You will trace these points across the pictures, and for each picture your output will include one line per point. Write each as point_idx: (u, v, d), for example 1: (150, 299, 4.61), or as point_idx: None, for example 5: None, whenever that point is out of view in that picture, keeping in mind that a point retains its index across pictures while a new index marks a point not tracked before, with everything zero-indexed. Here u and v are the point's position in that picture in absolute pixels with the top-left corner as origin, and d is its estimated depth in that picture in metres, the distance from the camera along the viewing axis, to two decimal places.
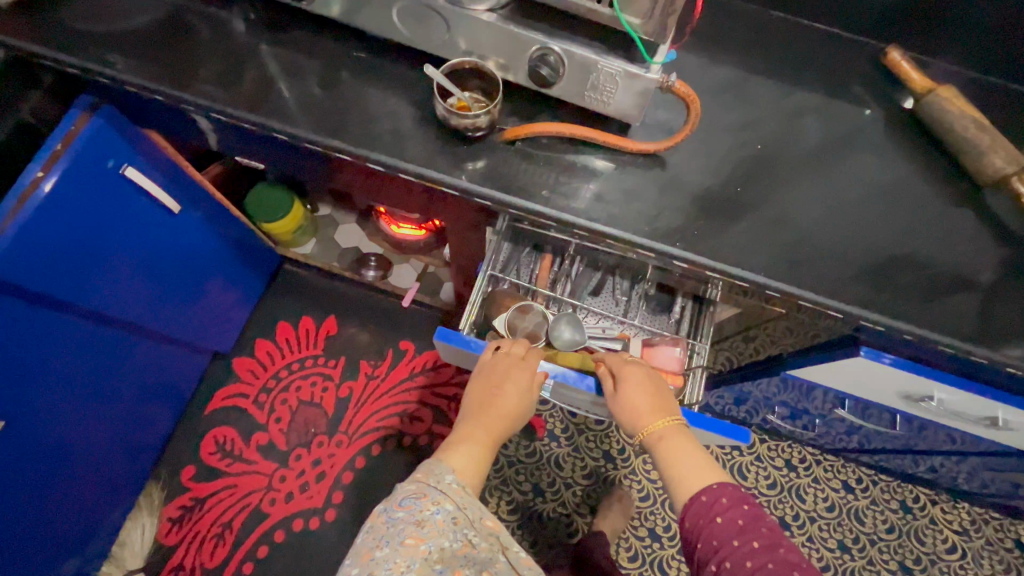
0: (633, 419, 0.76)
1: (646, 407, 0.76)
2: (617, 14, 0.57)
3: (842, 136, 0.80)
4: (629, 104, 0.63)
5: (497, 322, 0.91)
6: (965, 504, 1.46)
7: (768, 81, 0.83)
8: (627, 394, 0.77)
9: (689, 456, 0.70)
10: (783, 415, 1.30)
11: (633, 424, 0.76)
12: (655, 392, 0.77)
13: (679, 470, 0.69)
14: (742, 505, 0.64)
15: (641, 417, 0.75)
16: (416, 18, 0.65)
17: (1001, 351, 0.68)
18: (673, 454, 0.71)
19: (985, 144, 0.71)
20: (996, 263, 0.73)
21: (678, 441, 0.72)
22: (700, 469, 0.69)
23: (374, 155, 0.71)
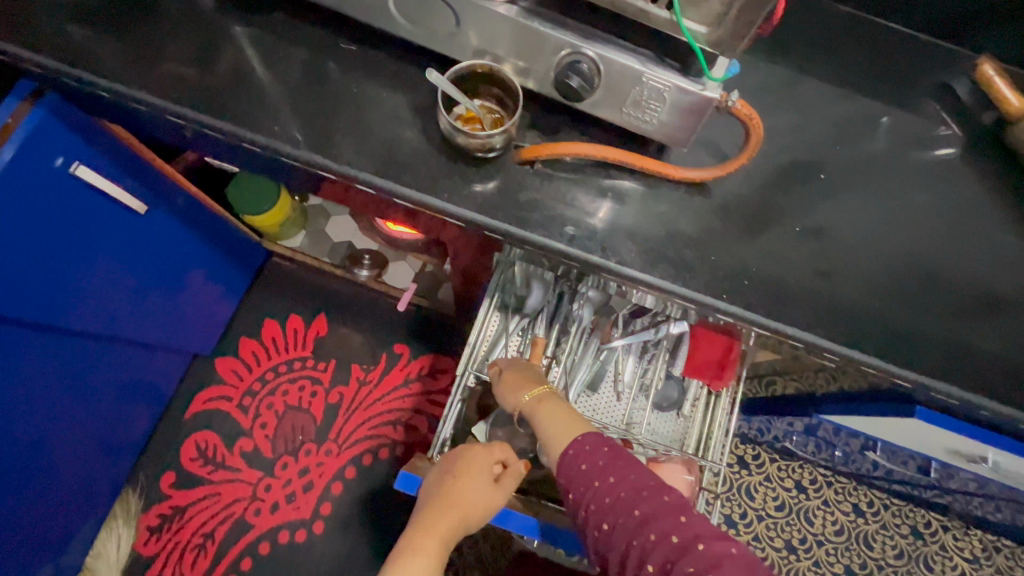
0: (509, 395, 0.71)
1: (518, 381, 0.71)
2: (676, 16, 0.45)
3: (915, 160, 0.68)
4: (676, 125, 0.52)
5: (475, 429, 0.81)
6: (978, 531, 1.40)
7: (831, 91, 0.71)
8: (507, 375, 0.72)
9: (562, 416, 0.65)
10: (799, 439, 1.23)
11: (509, 400, 0.71)
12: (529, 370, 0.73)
13: (550, 433, 0.64)
14: (602, 446, 0.59)
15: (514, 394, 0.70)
16: (417, 8, 0.52)
17: None
18: (547, 419, 0.66)
19: None
20: None
21: (548, 406, 0.67)
22: (575, 426, 0.64)
23: (363, 176, 0.59)
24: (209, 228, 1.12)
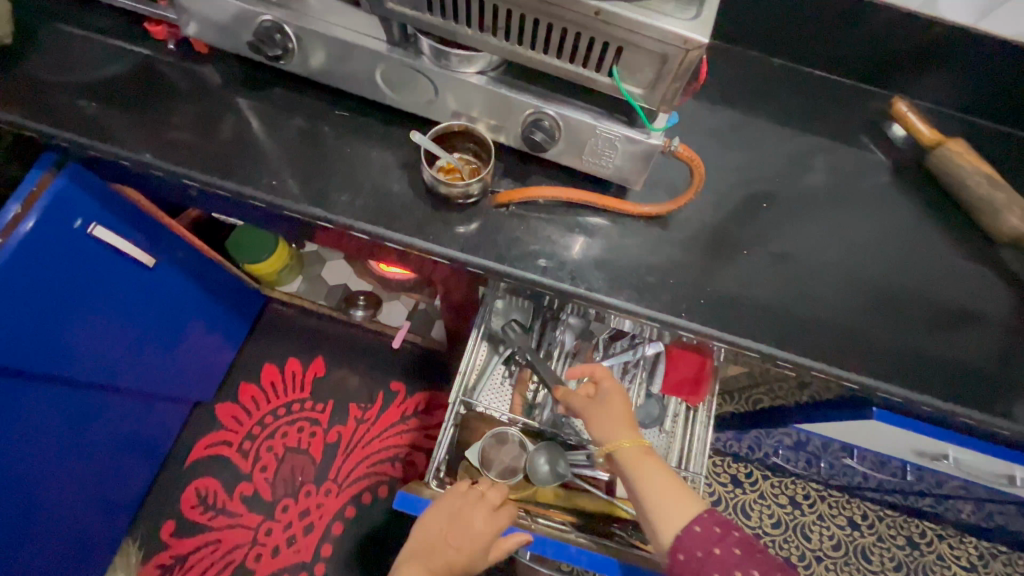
0: (604, 433, 0.70)
1: (617, 419, 0.70)
2: (616, 83, 0.50)
3: (851, 189, 0.76)
4: (629, 168, 0.60)
5: (470, 453, 0.85)
6: (973, 538, 1.42)
7: (771, 131, 0.79)
8: (609, 408, 0.71)
9: (661, 477, 0.64)
10: (786, 454, 1.27)
11: (603, 435, 0.70)
12: (629, 410, 0.72)
13: (652, 498, 0.63)
14: (734, 531, 0.59)
15: (609, 434, 0.69)
16: (401, 80, 0.60)
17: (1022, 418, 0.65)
18: (649, 478, 0.64)
19: (1000, 200, 0.66)
20: (1014, 324, 0.69)
21: (652, 464, 0.66)
22: (682, 496, 0.62)
23: (357, 224, 0.66)
24: (210, 277, 1.18)
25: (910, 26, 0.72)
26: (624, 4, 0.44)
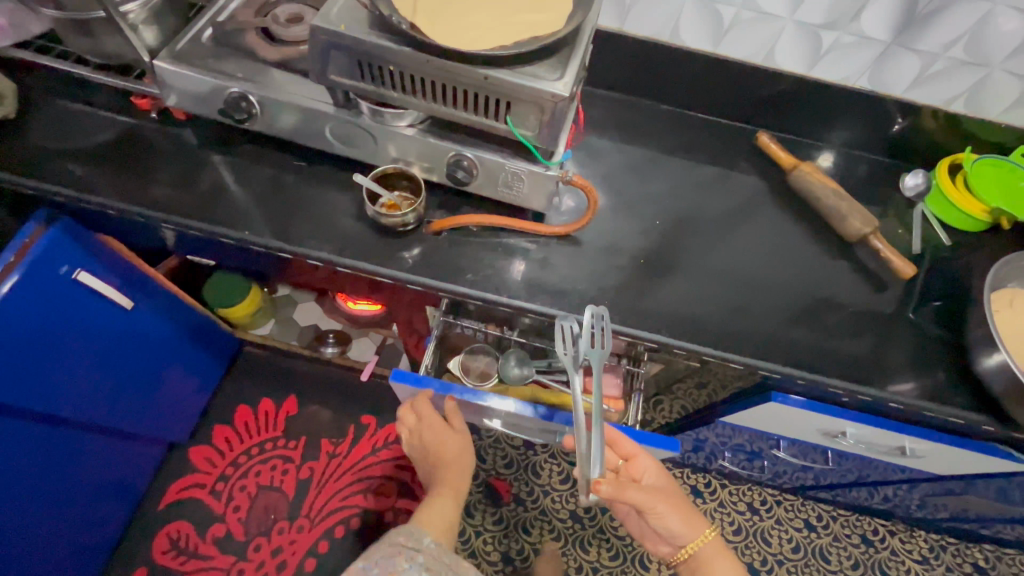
0: (686, 533, 0.80)
1: (692, 516, 0.81)
2: (511, 129, 0.63)
3: (744, 204, 0.89)
4: (536, 196, 0.73)
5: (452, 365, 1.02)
6: (921, 531, 1.50)
7: (673, 159, 0.92)
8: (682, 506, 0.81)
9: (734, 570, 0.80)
10: (735, 459, 1.36)
11: (689, 533, 0.79)
12: (681, 500, 0.82)
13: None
14: None
15: (687, 530, 0.79)
16: (347, 134, 0.74)
17: (894, 386, 0.75)
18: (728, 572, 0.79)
19: (845, 209, 0.81)
20: (886, 310, 0.81)
21: (724, 559, 0.80)
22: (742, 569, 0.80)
23: (313, 254, 0.77)
24: (186, 320, 1.26)
25: (764, 78, 0.84)
26: (505, 71, 0.58)
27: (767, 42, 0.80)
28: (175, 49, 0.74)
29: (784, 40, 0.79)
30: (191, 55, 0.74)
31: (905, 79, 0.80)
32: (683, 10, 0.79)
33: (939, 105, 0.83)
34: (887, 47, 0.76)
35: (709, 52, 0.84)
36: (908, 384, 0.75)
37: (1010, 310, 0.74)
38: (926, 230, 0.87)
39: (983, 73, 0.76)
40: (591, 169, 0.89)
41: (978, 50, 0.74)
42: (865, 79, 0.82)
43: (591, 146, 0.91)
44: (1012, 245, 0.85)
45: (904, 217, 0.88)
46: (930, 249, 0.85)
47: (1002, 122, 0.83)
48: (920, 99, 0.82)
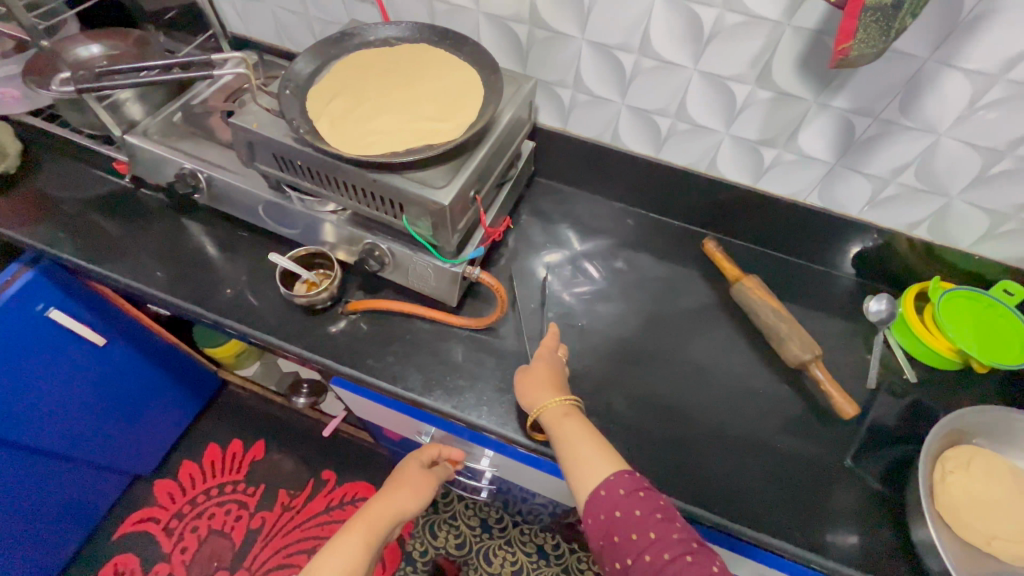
0: (528, 398, 0.66)
1: (543, 383, 0.67)
2: (406, 225, 0.65)
3: (684, 312, 0.84)
4: (444, 286, 0.73)
5: None
6: None
7: (617, 256, 0.89)
8: (531, 373, 0.68)
9: (587, 442, 0.61)
10: None
11: (529, 401, 0.66)
12: (558, 376, 0.68)
13: (575, 459, 0.60)
14: (638, 491, 0.56)
15: (535, 394, 0.66)
16: (277, 213, 0.77)
17: (826, 545, 0.65)
18: (570, 438, 0.62)
19: (784, 331, 0.75)
20: (829, 449, 0.72)
21: (573, 425, 0.63)
22: (596, 458, 0.60)
23: (229, 322, 0.79)
24: (165, 358, 1.32)
25: (706, 185, 0.82)
26: (395, 175, 0.60)
27: (708, 152, 0.78)
28: (147, 127, 0.82)
29: (725, 152, 0.77)
30: (159, 133, 0.82)
31: (857, 200, 0.75)
32: (620, 117, 0.79)
33: (900, 229, 0.76)
34: (831, 167, 0.72)
35: (652, 156, 0.82)
36: (845, 547, 0.65)
37: (970, 478, 0.64)
38: (889, 362, 0.78)
39: (940, 202, 0.70)
40: (528, 259, 0.88)
41: (930, 179, 0.69)
42: (816, 195, 0.77)
43: (534, 235, 0.90)
44: (989, 393, 0.75)
45: (864, 344, 0.80)
46: (889, 385, 0.76)
47: (975, 253, 0.75)
48: (878, 222, 0.77)
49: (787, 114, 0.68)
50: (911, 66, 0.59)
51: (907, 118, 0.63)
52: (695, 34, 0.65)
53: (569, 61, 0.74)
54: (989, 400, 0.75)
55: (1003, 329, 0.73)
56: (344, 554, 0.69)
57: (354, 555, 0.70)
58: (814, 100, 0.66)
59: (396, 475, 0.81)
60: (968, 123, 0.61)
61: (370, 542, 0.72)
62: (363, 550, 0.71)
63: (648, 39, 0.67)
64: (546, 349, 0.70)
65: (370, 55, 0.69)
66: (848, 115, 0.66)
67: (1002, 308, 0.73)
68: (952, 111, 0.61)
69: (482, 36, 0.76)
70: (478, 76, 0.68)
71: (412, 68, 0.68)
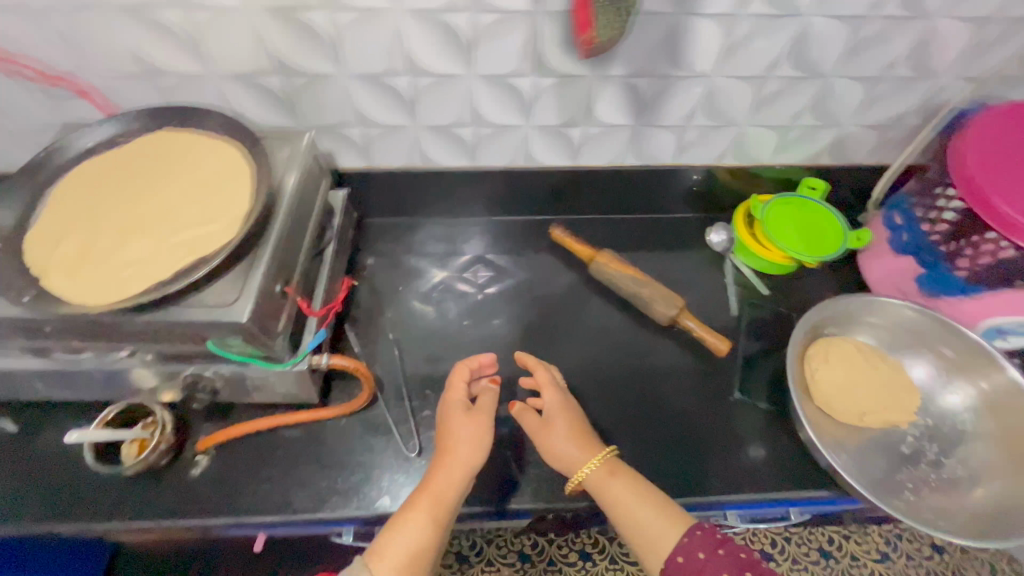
0: (561, 457, 0.62)
1: (573, 438, 0.63)
2: (216, 350, 0.55)
3: (556, 303, 0.82)
4: (294, 387, 0.64)
5: None
6: None
7: (474, 271, 0.85)
8: (556, 427, 0.63)
9: (644, 506, 0.58)
10: None
11: (566, 465, 0.62)
12: (577, 424, 0.65)
13: (637, 525, 0.57)
14: (717, 550, 0.53)
15: (571, 454, 0.62)
16: (58, 379, 0.62)
17: (742, 478, 0.68)
18: (623, 500, 0.58)
19: (647, 293, 0.76)
20: (719, 387, 0.75)
21: (620, 485, 0.59)
22: (660, 521, 0.56)
23: (48, 526, 0.63)
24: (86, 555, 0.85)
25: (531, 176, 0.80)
26: (171, 306, 0.50)
27: (520, 146, 0.75)
28: None
29: (536, 142, 0.75)
30: None
31: (667, 150, 0.77)
32: (420, 137, 0.73)
33: (711, 162, 0.80)
34: (634, 129, 0.73)
35: (469, 166, 0.78)
36: (761, 468, 0.69)
37: (831, 368, 0.70)
38: (742, 283, 0.84)
39: (734, 130, 0.74)
40: (384, 308, 0.80)
41: (719, 115, 0.72)
42: (632, 156, 0.78)
43: (383, 281, 0.83)
44: (824, 280, 0.83)
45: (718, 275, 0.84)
46: (749, 305, 0.82)
47: (777, 163, 0.81)
48: (692, 163, 0.80)
49: (575, 94, 0.67)
50: (663, 23, 0.60)
51: (680, 70, 0.65)
52: (456, 41, 0.60)
53: (341, 100, 0.66)
54: (826, 285, 0.83)
55: (820, 224, 0.80)
56: (407, 538, 0.54)
57: (416, 539, 0.54)
58: (594, 74, 0.65)
59: (442, 426, 0.63)
60: (729, 61, 0.64)
61: (437, 518, 0.56)
62: (434, 529, 0.55)
63: (411, 57, 0.62)
64: (551, 389, 0.67)
65: (92, 168, 0.57)
66: (629, 80, 0.66)
67: (812, 204, 0.81)
68: (713, 53, 0.63)
69: (231, 98, 0.65)
70: (237, 153, 0.58)
71: (154, 168, 0.57)
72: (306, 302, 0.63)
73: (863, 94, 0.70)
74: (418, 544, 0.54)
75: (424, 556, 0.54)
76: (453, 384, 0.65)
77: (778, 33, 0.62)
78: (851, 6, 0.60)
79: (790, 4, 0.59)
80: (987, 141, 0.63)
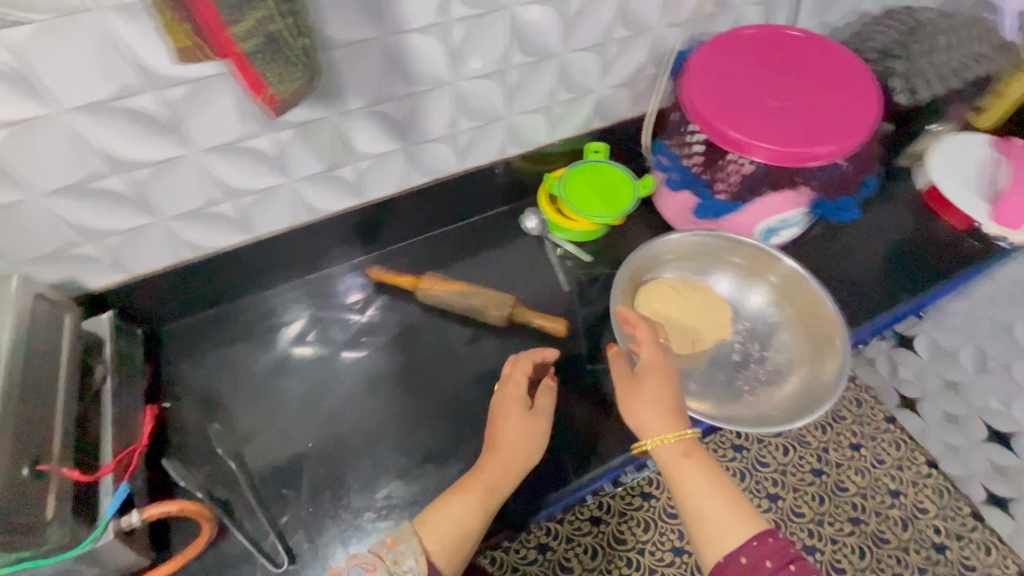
0: (647, 425, 0.59)
1: (653, 406, 0.60)
2: None
3: (396, 341, 0.79)
4: (110, 560, 0.55)
5: None
6: None
7: (303, 340, 0.79)
8: (641, 392, 0.61)
9: (716, 497, 0.56)
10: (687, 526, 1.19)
11: (636, 426, 0.60)
12: (666, 394, 0.61)
13: (704, 513, 0.55)
14: (790, 566, 0.50)
15: (649, 424, 0.59)
16: None
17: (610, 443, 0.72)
18: (689, 485, 0.56)
19: (477, 302, 0.76)
20: (571, 364, 0.77)
21: (692, 470, 0.57)
22: (731, 517, 0.54)
23: None
24: None
25: (321, 227, 0.75)
26: None
27: (293, 201, 0.70)
28: None
29: (309, 192, 0.70)
30: None
31: (448, 158, 0.76)
32: (173, 228, 0.65)
33: (497, 156, 0.80)
34: (404, 150, 0.71)
35: (248, 238, 0.72)
36: None
37: (654, 312, 0.75)
38: (565, 258, 0.87)
39: (502, 123, 0.75)
40: (219, 417, 0.73)
41: (480, 115, 0.71)
42: (417, 174, 0.76)
43: (204, 386, 0.75)
44: (634, 230, 0.89)
45: (542, 258, 0.87)
46: (576, 277, 0.85)
47: (558, 139, 0.83)
48: (479, 162, 0.80)
49: (323, 136, 0.63)
50: (376, 46, 0.56)
51: (418, 85, 0.63)
52: (153, 124, 0.53)
53: (48, 219, 0.57)
54: (637, 234, 0.89)
55: (610, 181, 0.85)
56: (452, 515, 0.56)
57: (461, 517, 0.56)
58: (332, 112, 0.61)
59: (497, 417, 0.65)
60: (462, 65, 0.63)
61: (484, 504, 0.58)
62: (479, 507, 0.58)
63: (109, 153, 0.54)
64: (651, 350, 0.64)
65: None
66: (372, 108, 0.63)
67: (601, 166, 0.86)
68: (440, 64, 0.61)
69: None
70: None
71: None
72: (84, 469, 0.54)
73: (597, 61, 0.72)
74: (461, 513, 0.56)
75: (469, 536, 0.56)
76: (515, 378, 0.67)
77: (494, 29, 0.61)
78: None
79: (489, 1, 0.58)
80: (706, 75, 0.68)
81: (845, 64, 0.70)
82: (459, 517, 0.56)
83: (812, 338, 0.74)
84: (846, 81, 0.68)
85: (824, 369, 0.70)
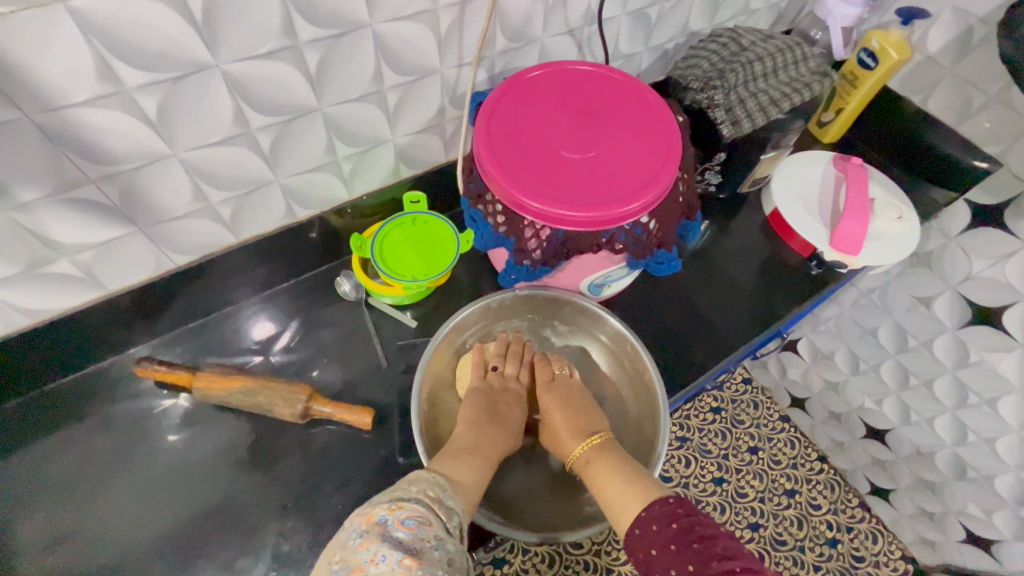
0: (564, 436, 0.68)
1: (570, 420, 0.69)
2: None
3: (180, 451, 0.69)
4: None
5: None
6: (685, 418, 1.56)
7: (80, 441, 0.69)
8: (557, 412, 0.70)
9: (615, 483, 0.59)
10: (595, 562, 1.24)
11: (560, 451, 0.68)
12: (578, 413, 0.69)
13: (607, 496, 0.59)
14: (671, 522, 0.53)
15: (569, 435, 0.68)
16: None
17: None
18: (598, 478, 0.61)
19: (264, 400, 0.67)
20: (384, 456, 0.68)
21: (602, 466, 0.62)
22: (629, 491, 0.58)
23: None
24: None
25: (56, 326, 0.62)
26: None
27: None
28: None
29: (18, 293, 0.56)
30: None
31: (212, 231, 0.64)
32: None
33: (284, 221, 0.69)
34: (141, 232, 0.58)
35: None
36: None
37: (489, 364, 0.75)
38: (386, 325, 0.77)
39: (273, 188, 0.63)
40: None
41: (235, 184, 0.59)
42: (175, 253, 0.64)
43: None
44: (465, 285, 0.80)
45: (359, 328, 0.77)
46: (397, 347, 0.76)
47: (362, 194, 0.73)
48: (261, 230, 0.68)
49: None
50: (25, 129, 0.44)
51: (119, 164, 0.50)
52: None
53: None
54: (469, 289, 0.80)
55: (427, 236, 0.75)
56: (470, 473, 0.58)
57: (476, 476, 0.58)
58: None
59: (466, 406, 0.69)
60: (174, 136, 0.51)
61: (488, 468, 0.60)
62: (483, 469, 0.60)
63: None
64: (560, 383, 0.73)
65: None
66: (60, 196, 0.50)
67: (416, 219, 0.76)
68: (140, 138, 0.49)
69: None
70: None
71: None
72: None
73: (378, 111, 0.62)
74: (476, 474, 0.58)
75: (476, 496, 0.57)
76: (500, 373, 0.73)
77: (203, 92, 0.49)
78: (260, 44, 0.48)
79: (177, 62, 0.45)
80: (494, 126, 0.60)
81: (640, 102, 0.63)
82: (473, 475, 0.58)
83: (633, 393, 0.72)
84: (651, 132, 0.61)
85: (644, 449, 0.68)
